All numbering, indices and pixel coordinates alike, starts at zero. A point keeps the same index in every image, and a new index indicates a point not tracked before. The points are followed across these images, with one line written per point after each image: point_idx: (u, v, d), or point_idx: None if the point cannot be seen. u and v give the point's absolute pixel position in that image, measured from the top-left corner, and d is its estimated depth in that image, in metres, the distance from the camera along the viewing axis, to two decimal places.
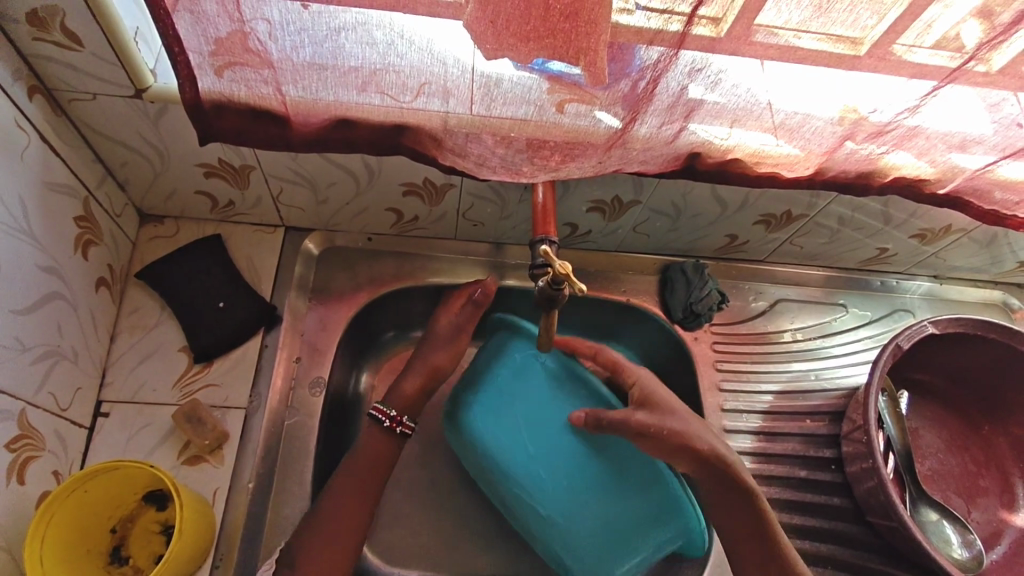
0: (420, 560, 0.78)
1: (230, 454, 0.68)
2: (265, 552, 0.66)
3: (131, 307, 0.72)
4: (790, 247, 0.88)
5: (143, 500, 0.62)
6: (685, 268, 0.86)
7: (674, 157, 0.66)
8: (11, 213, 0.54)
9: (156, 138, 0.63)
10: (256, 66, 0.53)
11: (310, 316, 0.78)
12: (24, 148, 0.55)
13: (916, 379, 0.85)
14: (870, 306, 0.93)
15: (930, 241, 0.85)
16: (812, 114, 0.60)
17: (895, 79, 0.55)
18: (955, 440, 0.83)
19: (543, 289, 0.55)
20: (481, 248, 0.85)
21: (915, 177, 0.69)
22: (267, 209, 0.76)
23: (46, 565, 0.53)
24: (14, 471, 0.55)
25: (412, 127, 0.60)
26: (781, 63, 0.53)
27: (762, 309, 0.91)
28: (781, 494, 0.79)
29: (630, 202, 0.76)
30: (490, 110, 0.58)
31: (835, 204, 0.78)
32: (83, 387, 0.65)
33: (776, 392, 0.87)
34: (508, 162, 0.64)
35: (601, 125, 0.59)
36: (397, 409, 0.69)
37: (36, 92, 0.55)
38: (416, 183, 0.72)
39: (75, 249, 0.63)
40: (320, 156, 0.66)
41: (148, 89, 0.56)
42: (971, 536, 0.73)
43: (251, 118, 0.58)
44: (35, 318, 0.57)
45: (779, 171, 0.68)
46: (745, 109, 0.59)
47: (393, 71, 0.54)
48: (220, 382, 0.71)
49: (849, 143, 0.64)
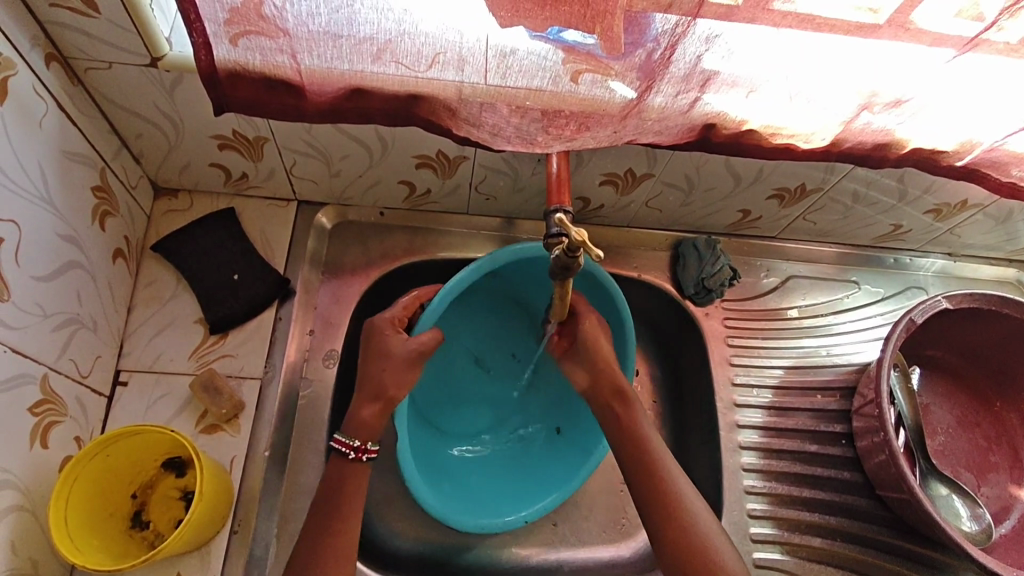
0: (432, 528, 0.80)
1: (246, 423, 0.69)
2: (281, 518, 0.68)
3: (147, 279, 0.73)
4: (804, 223, 0.87)
5: (162, 467, 0.63)
6: (697, 244, 0.86)
7: (689, 127, 0.65)
8: (31, 180, 0.55)
9: (171, 109, 0.63)
10: (271, 34, 0.53)
11: (323, 291, 0.79)
12: (42, 115, 0.55)
13: (928, 355, 0.84)
14: (882, 283, 0.93)
15: (944, 217, 0.85)
16: (831, 83, 0.59)
17: (915, 47, 0.54)
18: (967, 416, 0.83)
19: (560, 257, 0.57)
20: (493, 223, 0.85)
21: (933, 149, 0.69)
22: (280, 182, 0.76)
23: (70, 525, 0.55)
24: (37, 435, 0.56)
25: (426, 97, 0.60)
26: (798, 31, 0.53)
27: (773, 285, 0.90)
28: (790, 467, 0.80)
29: (643, 174, 0.76)
30: (505, 79, 0.57)
31: (850, 180, 0.77)
32: (102, 355, 0.66)
33: (786, 366, 0.86)
34: (523, 131, 0.63)
35: (615, 95, 0.59)
36: (361, 436, 0.63)
37: (53, 60, 0.55)
38: (429, 156, 0.72)
39: (92, 219, 0.63)
40: (334, 127, 0.66)
41: (164, 58, 0.56)
42: (979, 509, 0.75)
43: (266, 87, 0.58)
44: (55, 286, 0.58)
45: (794, 144, 0.68)
46: (760, 78, 0.58)
47: (409, 38, 0.54)
48: (236, 353, 0.71)
49: (866, 113, 0.63)
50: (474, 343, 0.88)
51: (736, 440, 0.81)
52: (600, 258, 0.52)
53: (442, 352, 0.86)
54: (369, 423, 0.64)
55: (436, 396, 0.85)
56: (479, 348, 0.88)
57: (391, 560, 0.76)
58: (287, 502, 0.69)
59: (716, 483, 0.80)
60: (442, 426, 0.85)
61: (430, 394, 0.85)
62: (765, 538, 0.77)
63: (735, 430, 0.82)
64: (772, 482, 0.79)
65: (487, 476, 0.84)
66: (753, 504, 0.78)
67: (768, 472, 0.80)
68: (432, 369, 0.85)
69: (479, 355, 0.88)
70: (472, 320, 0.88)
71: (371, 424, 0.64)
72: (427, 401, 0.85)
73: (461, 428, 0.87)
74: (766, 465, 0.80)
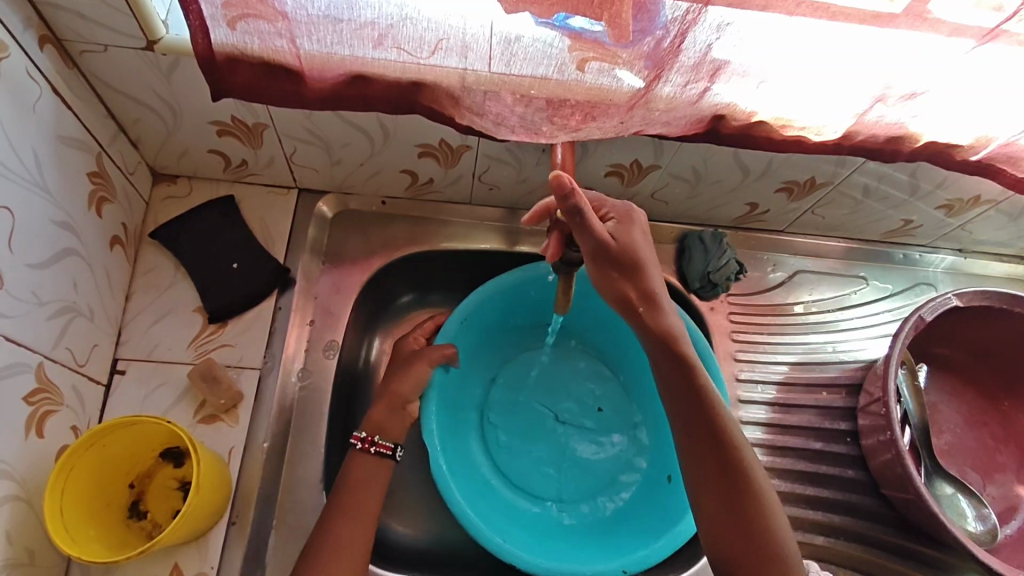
0: (433, 519, 0.80)
1: (245, 413, 0.68)
2: (280, 509, 0.68)
3: (145, 267, 0.72)
4: (812, 217, 0.86)
5: (160, 456, 0.63)
6: (704, 237, 0.85)
7: (697, 119, 0.63)
8: (25, 166, 0.54)
9: (168, 93, 0.62)
10: (269, 17, 0.51)
11: (324, 280, 0.78)
12: (36, 99, 0.54)
13: (935, 353, 0.83)
14: (891, 279, 0.91)
15: (956, 213, 0.83)
16: (846, 74, 0.57)
17: (933, 37, 0.53)
18: (974, 416, 0.82)
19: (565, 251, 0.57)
20: (496, 214, 0.84)
21: (948, 144, 0.67)
22: (281, 170, 0.75)
23: (67, 515, 0.54)
24: (33, 424, 0.55)
25: (429, 84, 0.59)
26: (812, 20, 0.51)
27: (780, 279, 0.89)
28: (794, 465, 0.79)
29: (650, 166, 0.74)
30: (510, 66, 0.56)
31: (861, 173, 0.76)
32: (99, 344, 0.65)
33: (791, 362, 0.85)
34: (528, 121, 0.62)
35: (623, 85, 0.57)
36: (369, 430, 0.66)
37: (47, 43, 0.54)
38: (432, 145, 0.71)
39: (88, 205, 0.63)
40: (335, 115, 0.65)
41: (160, 41, 0.55)
42: (985, 510, 0.74)
43: (265, 72, 0.57)
44: (50, 273, 0.57)
45: (805, 136, 0.67)
46: (773, 68, 0.57)
47: (411, 24, 0.52)
48: (235, 342, 0.71)
49: (879, 106, 0.62)
50: (541, 397, 0.86)
51: None
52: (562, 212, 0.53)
53: (508, 412, 0.85)
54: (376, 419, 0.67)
55: (512, 463, 0.83)
56: (548, 402, 0.86)
57: (391, 551, 0.75)
58: (286, 493, 0.69)
59: None
60: (525, 492, 0.81)
61: (510, 461, 0.82)
62: None
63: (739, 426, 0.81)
64: (775, 479, 0.79)
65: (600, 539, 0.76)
66: None
67: (772, 468, 0.79)
68: (498, 428, 0.84)
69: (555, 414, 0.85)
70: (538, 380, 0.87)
71: (377, 419, 0.68)
72: (508, 470, 0.82)
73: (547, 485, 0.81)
74: (770, 462, 0.79)
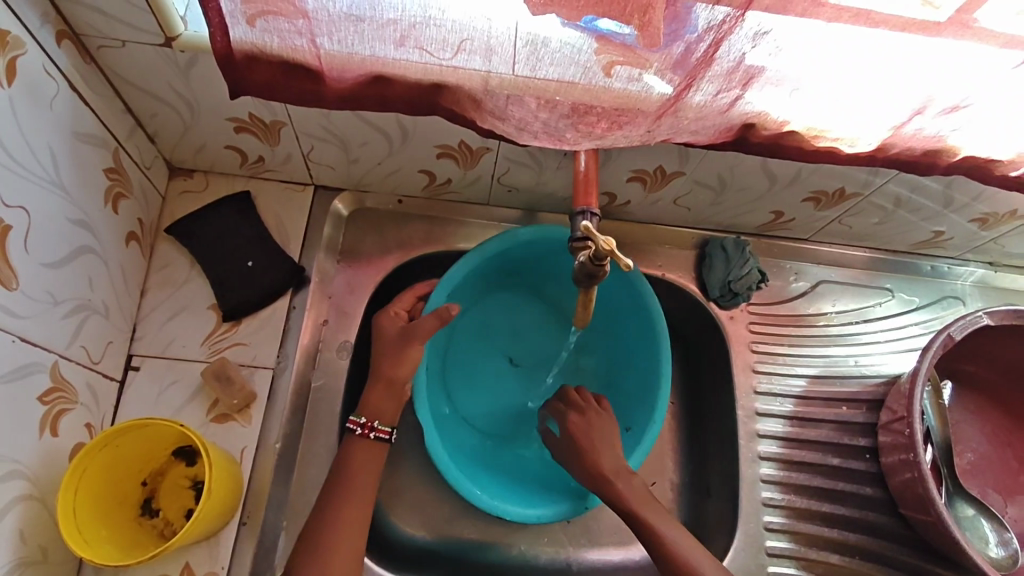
0: (442, 520, 0.80)
1: (257, 413, 0.68)
2: (290, 511, 0.67)
3: (160, 262, 0.72)
4: (839, 226, 0.84)
5: (172, 455, 0.63)
6: (726, 245, 0.83)
7: (727, 127, 0.61)
8: (41, 164, 0.53)
9: (185, 89, 0.60)
10: (290, 15, 0.50)
11: (338, 279, 0.77)
12: (53, 96, 0.53)
13: (962, 370, 0.81)
14: (917, 292, 0.89)
15: (990, 226, 0.81)
16: (884, 86, 0.55)
17: (982, 48, 0.50)
18: (998, 435, 0.80)
19: (585, 263, 0.55)
20: (513, 215, 0.83)
21: (986, 159, 0.64)
22: (298, 166, 0.74)
23: (79, 516, 0.54)
24: (47, 423, 0.55)
25: (451, 86, 0.57)
26: (852, 28, 0.49)
27: (802, 289, 0.87)
28: (811, 480, 0.78)
29: (673, 172, 0.72)
30: (535, 71, 0.54)
31: (893, 183, 0.73)
32: (113, 341, 0.65)
33: (811, 375, 0.84)
34: (551, 127, 0.60)
35: (652, 91, 0.55)
36: (369, 416, 0.64)
37: (65, 38, 0.53)
38: (451, 146, 0.69)
39: (104, 202, 0.62)
40: (354, 115, 0.64)
41: (179, 37, 0.54)
42: (1008, 535, 0.72)
43: (284, 71, 0.56)
44: (65, 272, 0.57)
45: (837, 147, 0.64)
46: (809, 78, 0.55)
47: (435, 25, 0.51)
48: (249, 341, 0.70)
49: (918, 117, 0.59)
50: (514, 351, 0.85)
51: (755, 450, 0.80)
52: (631, 266, 0.50)
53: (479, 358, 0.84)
54: (375, 404, 0.64)
55: (467, 397, 0.83)
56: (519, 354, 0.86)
57: (401, 554, 0.75)
58: (297, 496, 0.68)
59: (733, 492, 0.78)
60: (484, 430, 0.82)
61: (471, 395, 0.83)
62: (780, 552, 0.76)
63: (755, 439, 0.80)
64: (791, 494, 0.78)
65: (559, 463, 0.81)
66: (769, 516, 0.77)
67: (789, 484, 0.78)
68: (468, 370, 0.84)
69: (512, 355, 0.85)
70: (508, 321, 0.86)
71: (380, 406, 0.64)
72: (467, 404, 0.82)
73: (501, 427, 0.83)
74: (786, 476, 0.78)
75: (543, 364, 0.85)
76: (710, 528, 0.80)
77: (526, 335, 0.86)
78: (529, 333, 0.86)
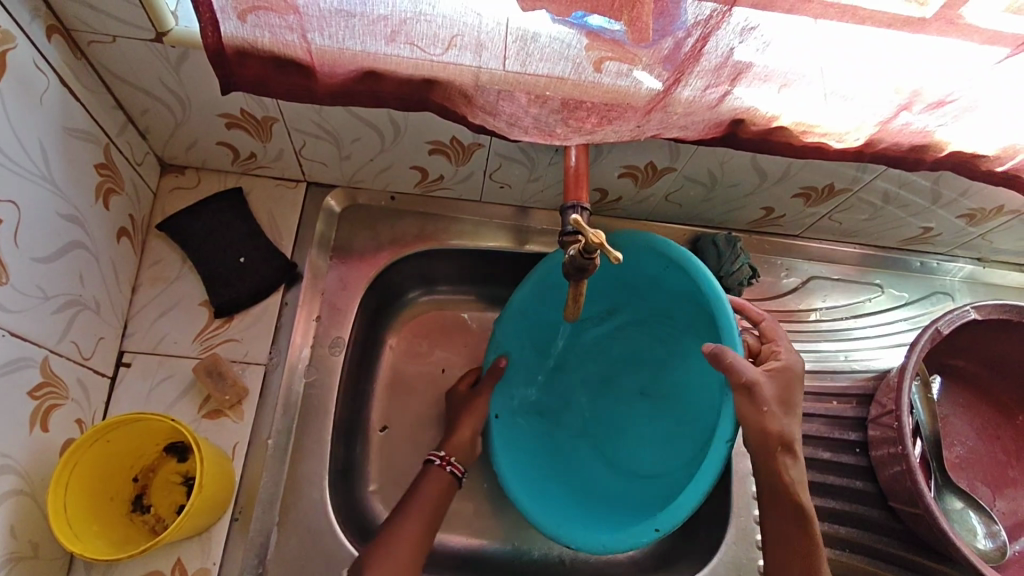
0: None
1: (250, 409, 0.68)
2: (283, 507, 0.67)
3: (152, 259, 0.72)
4: (829, 222, 0.84)
5: (164, 451, 0.63)
6: (717, 240, 0.83)
7: (716, 123, 0.62)
8: (31, 159, 0.53)
9: (176, 85, 0.60)
10: (280, 10, 0.50)
11: (331, 275, 0.77)
12: (43, 91, 0.53)
13: (950, 364, 0.82)
14: (906, 287, 0.90)
15: (977, 222, 0.82)
16: (871, 81, 0.56)
17: (966, 44, 0.51)
18: (986, 429, 0.81)
19: (575, 257, 0.55)
20: (504, 212, 0.83)
21: (972, 154, 0.65)
22: (290, 163, 0.74)
23: (71, 512, 0.54)
24: (38, 418, 0.55)
25: (442, 82, 0.57)
26: (838, 24, 0.49)
27: (793, 285, 0.87)
28: (803, 475, 0.78)
29: (665, 168, 0.73)
30: (525, 66, 0.54)
31: (881, 180, 0.74)
32: (105, 337, 0.65)
33: (802, 370, 0.84)
34: (542, 122, 0.60)
35: (641, 86, 0.55)
36: (449, 450, 0.74)
37: (55, 33, 0.53)
38: (443, 142, 0.69)
39: (95, 197, 0.62)
40: (346, 111, 0.64)
41: (169, 32, 0.54)
42: (995, 527, 0.73)
43: (275, 67, 0.56)
44: (56, 267, 0.57)
45: (826, 143, 0.65)
46: (798, 72, 0.55)
47: (425, 20, 0.51)
48: (241, 337, 0.70)
49: (905, 113, 0.60)
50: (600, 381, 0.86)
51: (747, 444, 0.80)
52: (620, 259, 0.50)
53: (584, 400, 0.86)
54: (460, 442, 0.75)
55: (619, 440, 0.82)
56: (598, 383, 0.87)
57: None
58: (289, 492, 0.68)
59: (725, 487, 0.79)
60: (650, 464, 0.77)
61: (639, 433, 0.81)
62: None
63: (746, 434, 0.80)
64: None
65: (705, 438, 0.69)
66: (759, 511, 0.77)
67: None
68: (575, 413, 0.86)
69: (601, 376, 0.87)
70: (603, 356, 0.87)
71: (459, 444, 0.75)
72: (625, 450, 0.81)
73: (630, 451, 0.80)
74: None
75: (633, 371, 0.85)
76: (702, 523, 0.80)
77: (602, 362, 0.87)
78: (625, 337, 0.85)
